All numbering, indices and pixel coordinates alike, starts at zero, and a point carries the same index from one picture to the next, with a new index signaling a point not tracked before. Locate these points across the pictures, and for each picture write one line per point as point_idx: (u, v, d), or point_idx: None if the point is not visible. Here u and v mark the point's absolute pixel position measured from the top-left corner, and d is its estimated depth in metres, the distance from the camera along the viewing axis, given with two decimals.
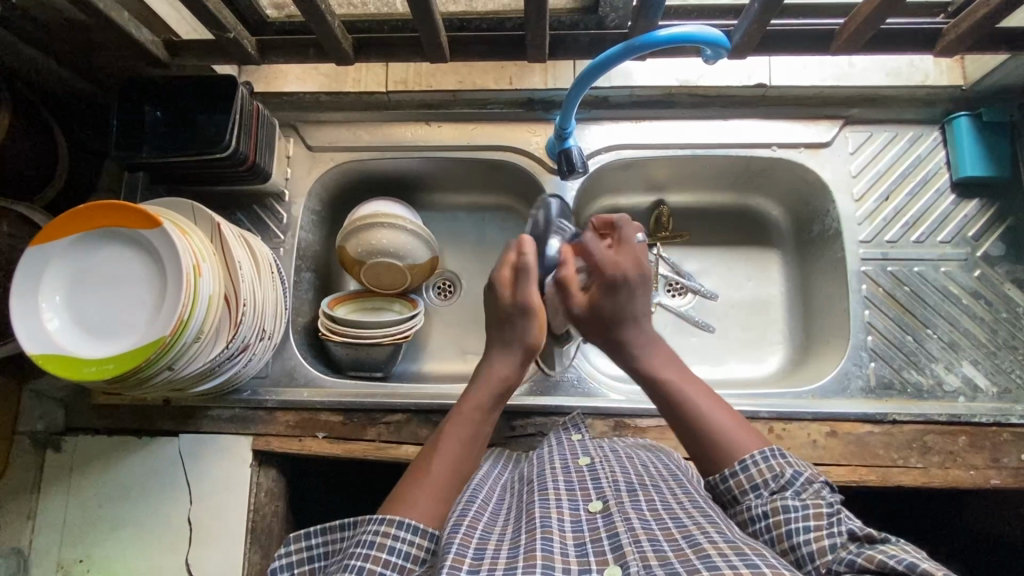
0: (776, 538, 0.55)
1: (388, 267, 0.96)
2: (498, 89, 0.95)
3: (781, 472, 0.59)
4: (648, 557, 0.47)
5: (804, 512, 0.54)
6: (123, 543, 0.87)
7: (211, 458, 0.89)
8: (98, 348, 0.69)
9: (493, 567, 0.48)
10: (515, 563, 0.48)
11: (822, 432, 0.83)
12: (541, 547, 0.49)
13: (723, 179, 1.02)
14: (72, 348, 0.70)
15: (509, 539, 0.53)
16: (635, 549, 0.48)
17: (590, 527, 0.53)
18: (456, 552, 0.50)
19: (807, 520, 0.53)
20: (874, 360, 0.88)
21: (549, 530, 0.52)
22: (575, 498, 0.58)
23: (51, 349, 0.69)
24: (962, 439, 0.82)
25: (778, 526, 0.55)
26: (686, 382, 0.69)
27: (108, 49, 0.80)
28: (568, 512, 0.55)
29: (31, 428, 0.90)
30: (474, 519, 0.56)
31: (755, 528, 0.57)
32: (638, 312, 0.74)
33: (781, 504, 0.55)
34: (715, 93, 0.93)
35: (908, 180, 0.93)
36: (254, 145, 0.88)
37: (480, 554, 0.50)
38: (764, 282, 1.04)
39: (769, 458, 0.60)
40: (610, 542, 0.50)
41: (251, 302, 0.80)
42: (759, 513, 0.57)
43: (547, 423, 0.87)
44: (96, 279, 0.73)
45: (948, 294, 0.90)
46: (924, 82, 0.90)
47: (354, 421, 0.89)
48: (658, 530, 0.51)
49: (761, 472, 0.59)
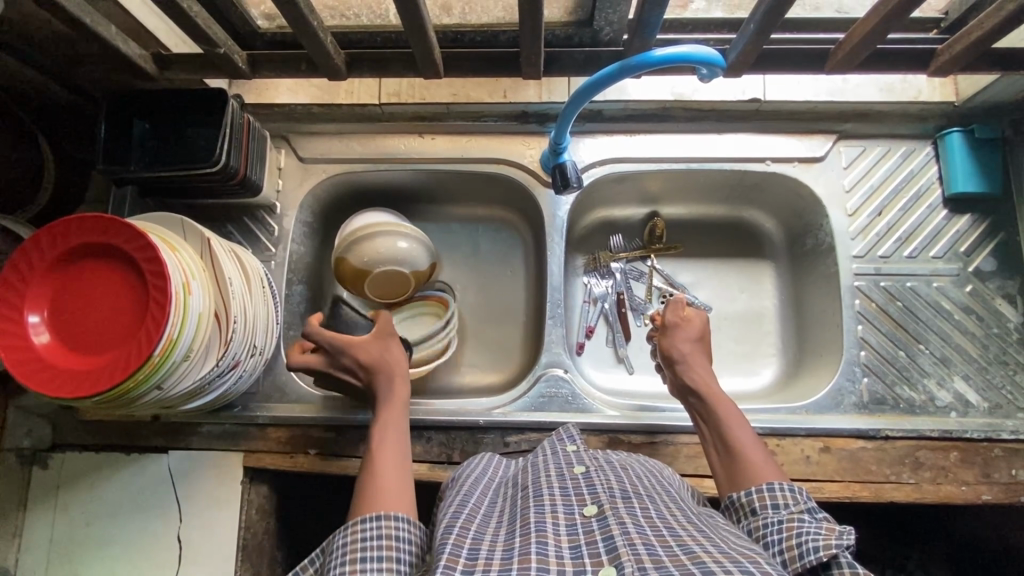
0: (784, 541, 0.54)
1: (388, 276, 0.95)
2: (492, 102, 0.94)
3: (804, 500, 0.59)
4: (642, 559, 0.47)
5: (818, 522, 0.54)
6: (111, 562, 0.86)
7: (201, 475, 0.88)
8: (91, 353, 0.69)
9: (487, 568, 0.48)
10: (509, 566, 0.48)
11: (816, 448, 0.83)
12: (536, 551, 0.49)
13: (718, 192, 1.02)
14: (63, 353, 0.70)
15: (503, 540, 0.53)
16: (630, 551, 0.47)
17: (585, 531, 0.52)
18: (450, 551, 0.50)
19: (819, 528, 0.53)
20: (868, 375, 0.88)
21: (544, 535, 0.52)
22: (570, 503, 0.57)
23: (43, 351, 0.69)
24: (954, 455, 0.83)
25: (789, 530, 0.55)
26: (746, 439, 0.69)
27: (95, 63, 0.78)
28: (563, 516, 0.55)
29: (17, 445, 0.88)
30: (467, 521, 0.57)
31: (765, 533, 0.57)
32: (694, 367, 0.78)
33: (798, 517, 0.56)
34: (709, 107, 0.93)
35: (901, 196, 0.93)
36: (245, 158, 0.86)
37: (473, 554, 0.51)
38: (757, 295, 1.04)
39: (795, 490, 0.60)
40: (604, 544, 0.50)
41: (241, 320, 0.81)
42: (773, 521, 0.57)
43: (541, 439, 0.87)
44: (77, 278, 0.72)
45: (940, 309, 0.90)
46: (917, 98, 0.91)
47: (346, 438, 0.88)
48: (653, 535, 0.50)
49: (784, 497, 0.60)
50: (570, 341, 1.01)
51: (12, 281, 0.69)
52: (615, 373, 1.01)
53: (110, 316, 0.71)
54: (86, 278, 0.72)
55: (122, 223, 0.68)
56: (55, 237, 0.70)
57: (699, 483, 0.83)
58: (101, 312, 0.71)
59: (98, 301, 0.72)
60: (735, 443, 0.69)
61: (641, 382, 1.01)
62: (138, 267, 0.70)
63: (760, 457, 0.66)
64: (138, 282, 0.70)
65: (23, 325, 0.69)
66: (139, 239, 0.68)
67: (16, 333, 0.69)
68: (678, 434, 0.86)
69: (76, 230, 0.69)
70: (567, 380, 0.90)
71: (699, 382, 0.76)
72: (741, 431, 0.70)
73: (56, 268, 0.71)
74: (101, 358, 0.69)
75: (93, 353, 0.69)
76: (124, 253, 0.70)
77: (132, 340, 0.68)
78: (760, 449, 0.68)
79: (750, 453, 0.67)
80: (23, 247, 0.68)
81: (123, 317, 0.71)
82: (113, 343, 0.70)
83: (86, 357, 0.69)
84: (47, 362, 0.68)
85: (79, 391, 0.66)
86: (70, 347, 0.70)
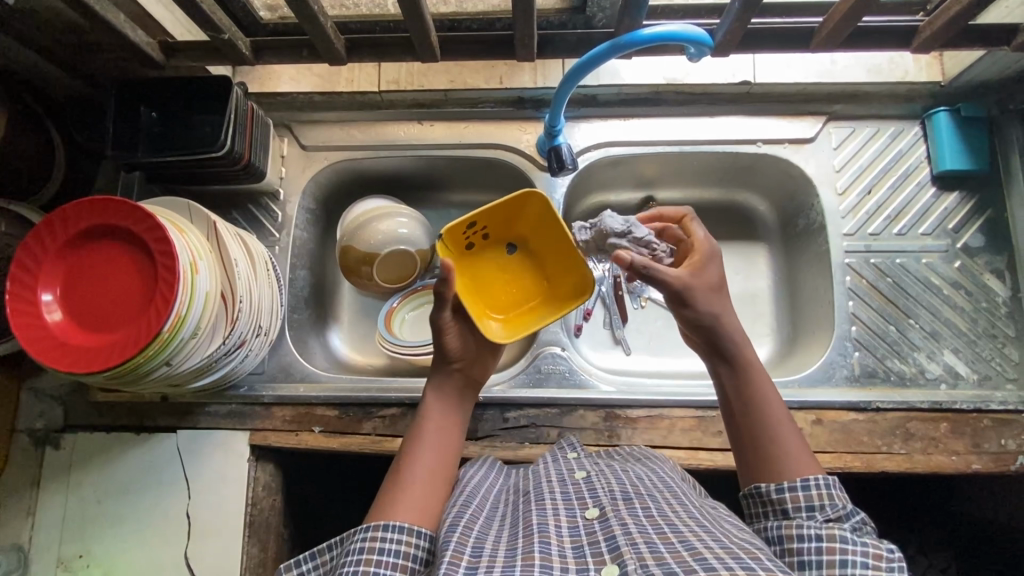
0: (824, 564, 0.51)
1: (392, 260, 1.01)
2: (488, 88, 0.96)
3: (842, 506, 0.58)
4: (645, 557, 0.48)
5: (864, 545, 0.51)
6: (122, 538, 0.88)
7: (208, 453, 0.90)
8: (100, 331, 0.72)
9: (491, 566, 0.50)
10: (513, 562, 0.50)
11: (808, 420, 0.85)
12: (539, 549, 0.51)
13: (711, 176, 1.04)
14: (73, 331, 0.72)
15: (505, 540, 0.55)
16: (631, 549, 0.49)
17: (587, 532, 0.54)
18: (454, 549, 0.53)
19: (867, 556, 0.50)
20: (859, 350, 0.90)
21: (547, 534, 0.54)
22: (572, 506, 0.59)
23: (54, 328, 0.72)
24: (944, 426, 0.85)
25: (832, 554, 0.51)
26: (781, 418, 0.65)
27: (105, 51, 0.81)
28: (565, 519, 0.57)
29: (31, 425, 0.92)
30: (469, 520, 0.59)
31: (800, 548, 0.54)
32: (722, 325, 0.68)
33: (838, 533, 0.53)
34: (700, 91, 0.95)
35: (890, 175, 0.95)
36: (249, 145, 0.89)
37: (478, 552, 0.53)
38: (752, 276, 1.06)
39: (831, 487, 0.59)
40: (608, 544, 0.52)
41: (247, 299, 0.83)
42: (811, 533, 0.53)
43: (539, 415, 0.89)
44: (88, 261, 0.74)
45: (930, 285, 0.92)
46: (904, 78, 0.93)
47: (349, 415, 0.91)
48: (654, 533, 0.52)
49: (820, 497, 0.58)
50: (568, 323, 1.03)
51: (24, 262, 0.72)
52: (613, 354, 1.03)
53: (120, 296, 0.73)
54: (98, 261, 0.74)
55: (132, 206, 0.71)
56: (66, 220, 0.73)
57: (693, 455, 0.85)
58: (110, 292, 0.74)
59: (107, 284, 0.74)
60: (764, 417, 0.65)
61: (639, 362, 1.03)
62: (148, 250, 0.72)
63: (797, 448, 0.63)
64: (147, 264, 0.73)
65: (36, 303, 0.72)
66: (149, 221, 0.71)
67: (30, 311, 0.71)
68: (673, 408, 0.88)
69: (87, 213, 0.72)
70: (565, 357, 0.93)
71: (736, 348, 0.68)
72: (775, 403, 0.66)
73: (70, 249, 0.74)
74: (110, 336, 0.71)
75: (103, 331, 0.72)
76: (135, 235, 0.72)
77: (141, 319, 0.71)
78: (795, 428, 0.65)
79: (785, 441, 0.63)
80: (36, 228, 0.71)
81: (133, 298, 0.73)
82: (121, 323, 0.72)
83: (96, 335, 0.72)
84: (59, 339, 0.71)
85: (89, 366, 0.69)
86: (80, 325, 0.72)
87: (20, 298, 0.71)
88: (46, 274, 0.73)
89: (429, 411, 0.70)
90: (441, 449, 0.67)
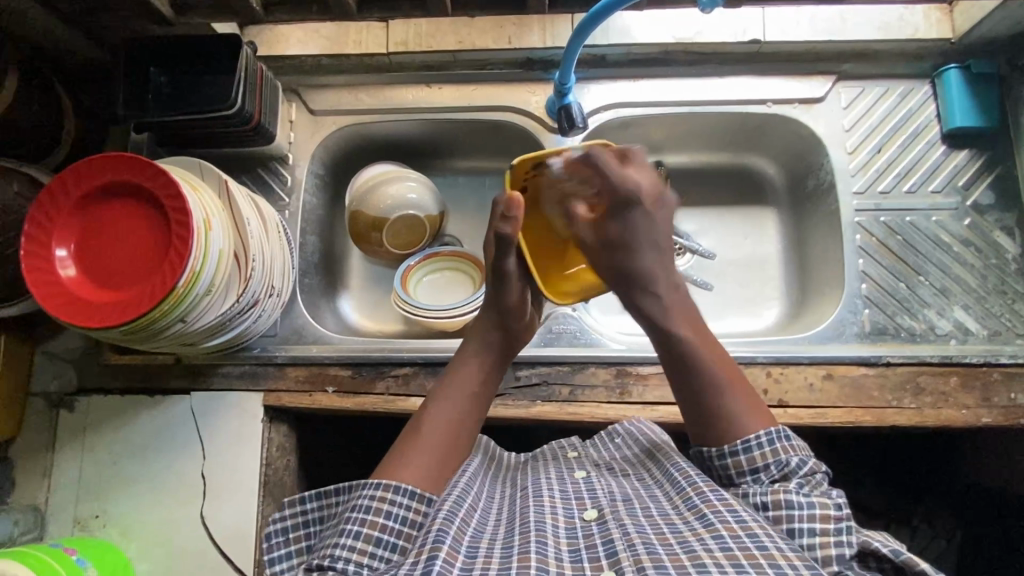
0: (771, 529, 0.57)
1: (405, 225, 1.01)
2: (496, 49, 0.96)
3: (787, 463, 0.60)
4: (642, 559, 0.50)
5: (808, 505, 0.56)
6: (137, 498, 0.89)
7: (221, 414, 0.91)
8: (115, 288, 0.72)
9: (487, 568, 0.51)
10: (510, 564, 0.51)
11: (819, 375, 0.86)
12: (536, 550, 0.52)
13: (719, 138, 1.04)
14: (85, 288, 0.72)
15: (503, 539, 0.56)
16: (629, 554, 0.51)
17: (584, 534, 0.56)
18: (450, 546, 0.53)
19: (814, 521, 0.55)
20: (869, 307, 0.90)
21: (544, 534, 0.55)
22: (570, 506, 0.60)
23: (66, 283, 0.72)
24: (954, 380, 0.85)
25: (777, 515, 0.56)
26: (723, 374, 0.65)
27: (115, 9, 0.81)
28: (563, 519, 0.58)
29: (45, 388, 0.93)
30: (468, 515, 0.59)
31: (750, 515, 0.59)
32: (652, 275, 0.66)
33: (784, 497, 0.57)
34: (711, 50, 0.95)
35: (900, 133, 0.95)
36: (260, 106, 0.89)
37: (474, 553, 0.54)
38: (761, 240, 1.06)
39: (775, 443, 0.60)
40: (605, 548, 0.53)
41: (260, 259, 0.83)
42: (757, 500, 0.58)
43: (550, 373, 0.89)
44: (101, 219, 0.74)
45: (940, 242, 0.92)
46: (915, 35, 0.92)
47: (362, 375, 0.91)
48: (653, 534, 0.53)
49: (762, 459, 0.60)
50: None
51: (36, 216, 0.72)
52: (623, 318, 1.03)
53: (134, 255, 0.74)
54: (111, 220, 0.74)
55: (144, 162, 0.71)
56: (79, 177, 0.73)
57: None
58: (123, 252, 0.74)
59: (119, 244, 0.74)
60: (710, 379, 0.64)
61: None
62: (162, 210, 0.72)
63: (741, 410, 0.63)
64: (158, 224, 0.73)
65: (50, 258, 0.72)
66: (161, 177, 0.71)
67: (44, 266, 0.72)
68: None
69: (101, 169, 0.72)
70: (575, 317, 0.93)
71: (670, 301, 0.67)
72: (711, 360, 0.65)
73: (84, 206, 0.74)
74: (125, 292, 0.71)
75: (117, 288, 0.72)
76: (148, 193, 0.73)
77: (156, 275, 0.71)
78: (734, 379, 0.65)
79: (728, 404, 0.63)
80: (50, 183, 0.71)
81: (145, 257, 0.73)
82: (135, 280, 0.72)
83: (110, 291, 0.72)
84: (71, 294, 0.71)
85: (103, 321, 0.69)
86: (94, 283, 0.73)
87: (32, 252, 0.71)
88: (60, 229, 0.73)
89: (464, 365, 0.69)
90: (468, 407, 0.67)
